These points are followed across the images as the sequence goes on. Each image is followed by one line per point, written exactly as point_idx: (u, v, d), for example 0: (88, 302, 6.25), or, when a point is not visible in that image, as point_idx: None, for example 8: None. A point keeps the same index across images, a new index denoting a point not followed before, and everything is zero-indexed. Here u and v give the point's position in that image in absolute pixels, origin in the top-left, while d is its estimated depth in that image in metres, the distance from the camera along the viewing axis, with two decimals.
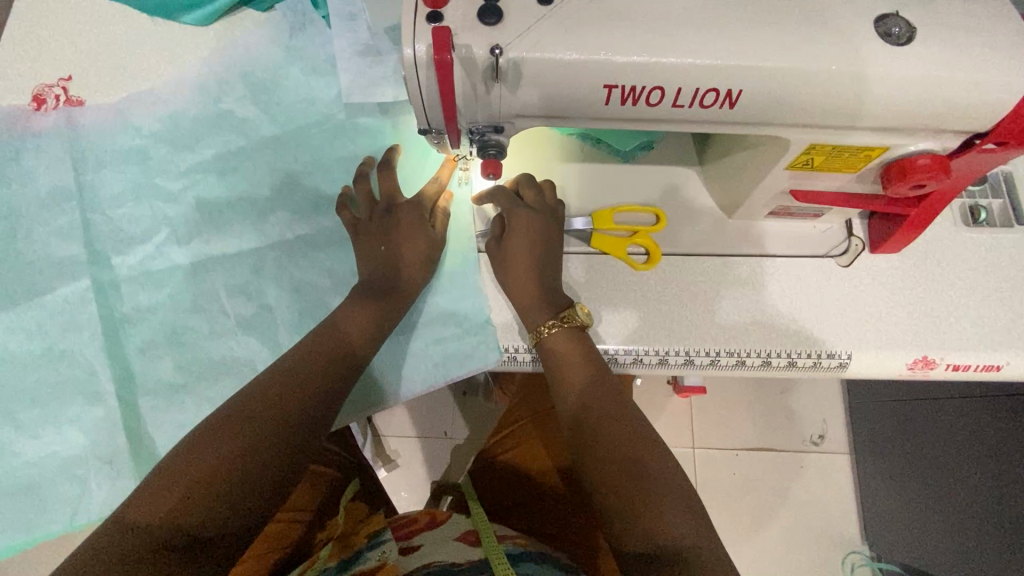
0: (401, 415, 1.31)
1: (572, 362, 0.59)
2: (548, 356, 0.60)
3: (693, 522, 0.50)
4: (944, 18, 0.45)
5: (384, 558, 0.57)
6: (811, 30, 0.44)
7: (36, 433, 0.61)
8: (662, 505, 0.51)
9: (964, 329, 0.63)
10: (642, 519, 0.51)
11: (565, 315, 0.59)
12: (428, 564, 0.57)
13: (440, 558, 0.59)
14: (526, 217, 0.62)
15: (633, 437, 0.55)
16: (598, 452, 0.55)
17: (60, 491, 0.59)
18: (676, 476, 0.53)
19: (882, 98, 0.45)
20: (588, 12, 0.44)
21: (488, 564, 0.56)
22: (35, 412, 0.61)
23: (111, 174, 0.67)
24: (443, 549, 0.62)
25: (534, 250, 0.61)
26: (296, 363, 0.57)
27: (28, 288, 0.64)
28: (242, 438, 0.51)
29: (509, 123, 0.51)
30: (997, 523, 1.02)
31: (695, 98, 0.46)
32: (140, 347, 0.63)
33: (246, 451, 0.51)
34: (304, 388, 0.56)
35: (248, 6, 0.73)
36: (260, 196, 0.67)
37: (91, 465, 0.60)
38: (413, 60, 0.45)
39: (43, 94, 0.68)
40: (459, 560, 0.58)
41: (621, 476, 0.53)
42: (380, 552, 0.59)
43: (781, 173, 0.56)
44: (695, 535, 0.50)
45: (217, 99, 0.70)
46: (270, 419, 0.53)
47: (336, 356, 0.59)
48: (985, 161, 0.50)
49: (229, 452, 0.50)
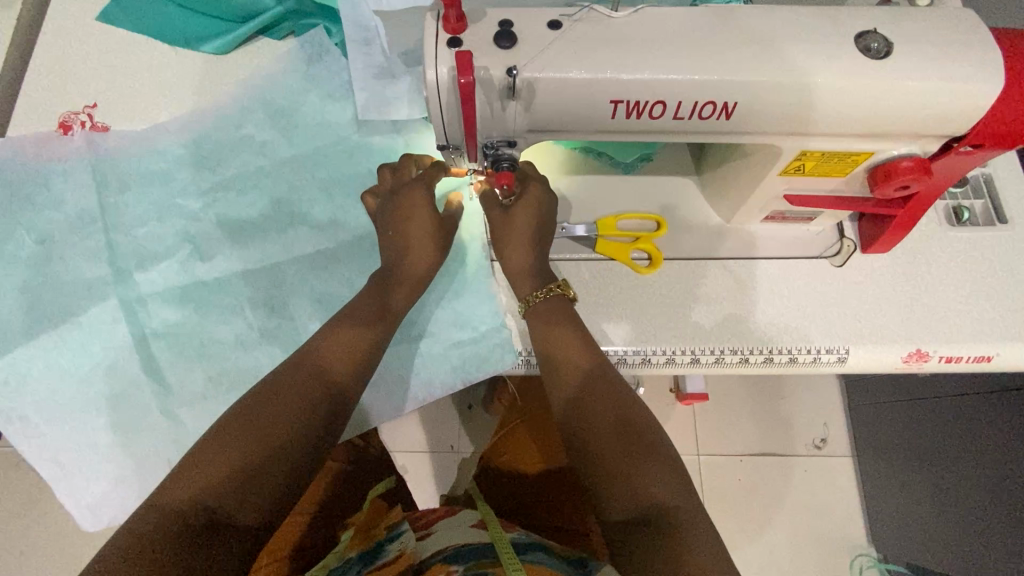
0: (409, 429, 1.34)
1: (568, 330, 0.62)
2: (536, 326, 0.63)
3: (672, 481, 0.53)
4: (919, 33, 0.49)
5: (403, 548, 0.61)
6: (798, 47, 0.48)
7: (79, 445, 0.63)
8: (646, 465, 0.54)
9: (955, 323, 0.66)
10: (628, 482, 0.53)
11: (557, 287, 0.63)
12: (442, 549, 0.61)
13: (454, 540, 0.62)
14: (524, 211, 0.63)
15: (618, 402, 0.58)
16: (588, 418, 0.57)
17: (100, 499, 0.62)
18: (656, 438, 0.56)
19: (866, 107, 0.49)
20: (594, 35, 0.48)
21: (495, 549, 0.59)
22: (71, 425, 0.64)
23: (134, 196, 0.71)
24: (457, 533, 0.65)
25: (530, 235, 0.64)
26: (322, 357, 0.59)
27: (58, 307, 0.66)
28: (270, 423, 0.54)
29: (522, 138, 0.54)
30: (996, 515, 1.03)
31: (694, 110, 0.49)
32: (171, 361, 0.66)
33: (274, 438, 0.53)
34: (317, 371, 0.58)
35: (264, 35, 0.77)
36: (280, 212, 0.71)
37: (130, 473, 0.63)
38: (435, 81, 0.48)
39: (69, 120, 0.72)
40: (470, 541, 0.61)
41: (610, 441, 0.56)
42: (399, 542, 0.62)
43: (773, 179, 0.59)
44: (674, 493, 0.52)
45: (237, 124, 0.73)
46: (295, 405, 0.56)
47: (359, 358, 0.60)
48: (962, 163, 0.54)
49: (258, 435, 0.53)
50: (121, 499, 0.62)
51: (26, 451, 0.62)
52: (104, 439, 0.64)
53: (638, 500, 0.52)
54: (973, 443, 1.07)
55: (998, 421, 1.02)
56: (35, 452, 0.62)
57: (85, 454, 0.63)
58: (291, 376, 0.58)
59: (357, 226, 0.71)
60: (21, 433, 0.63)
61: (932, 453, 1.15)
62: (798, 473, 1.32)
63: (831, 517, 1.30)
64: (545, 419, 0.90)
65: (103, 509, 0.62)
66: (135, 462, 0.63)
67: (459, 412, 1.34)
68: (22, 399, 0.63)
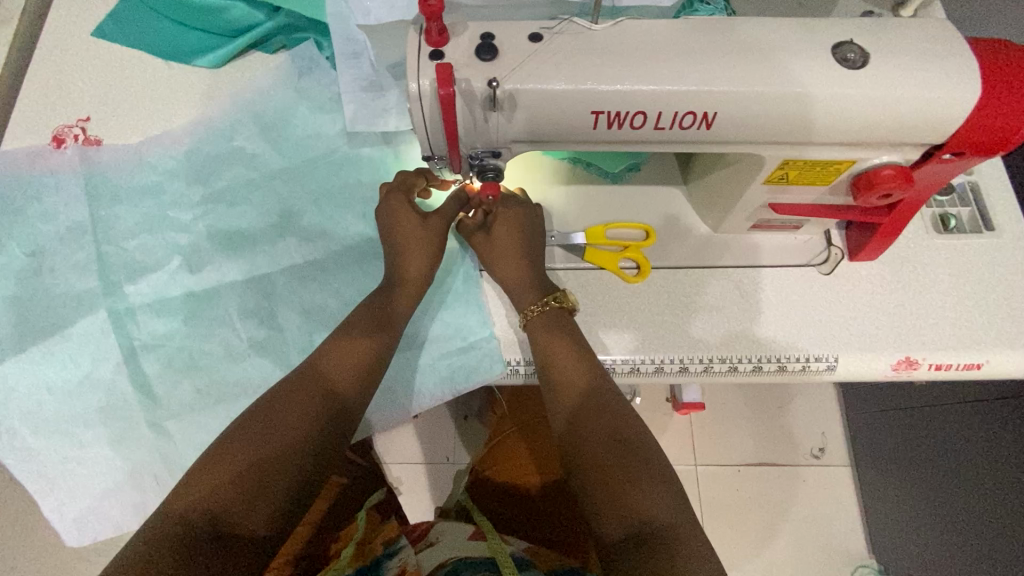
0: (404, 440, 1.34)
1: (571, 342, 0.62)
2: (537, 334, 0.63)
3: (671, 501, 0.54)
4: (896, 44, 0.49)
5: (404, 564, 0.64)
6: (776, 57, 0.49)
7: (69, 455, 0.63)
8: (641, 479, 0.54)
9: (943, 330, 0.66)
10: (625, 498, 0.54)
11: (560, 297, 0.64)
12: (444, 562, 0.64)
13: (454, 553, 0.65)
14: (512, 221, 0.66)
15: (618, 418, 0.58)
16: (586, 433, 0.58)
17: (90, 506, 0.62)
18: (655, 456, 0.56)
19: (844, 116, 0.49)
20: (574, 47, 0.49)
21: (494, 561, 0.61)
22: (61, 435, 0.64)
23: (125, 209, 0.71)
24: (457, 546, 0.68)
25: (523, 245, 0.65)
26: (328, 367, 0.59)
27: (46, 319, 0.67)
28: (276, 436, 0.54)
29: (506, 149, 0.55)
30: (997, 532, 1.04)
31: (675, 120, 0.50)
32: (160, 373, 0.66)
33: (278, 450, 0.54)
34: (328, 377, 0.59)
35: (256, 49, 0.78)
36: (270, 224, 0.71)
37: (121, 483, 0.63)
38: (418, 94, 0.49)
39: (63, 134, 0.73)
40: (470, 554, 0.64)
41: (609, 456, 0.56)
42: (400, 559, 0.65)
43: (758, 188, 0.60)
44: (672, 513, 0.53)
45: (229, 137, 0.74)
46: (300, 416, 0.56)
47: (363, 370, 0.60)
48: (944, 170, 0.54)
49: (264, 447, 0.53)
50: (107, 514, 0.62)
51: (13, 465, 0.62)
52: (90, 454, 0.64)
53: (634, 518, 0.53)
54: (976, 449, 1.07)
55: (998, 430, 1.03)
56: (21, 465, 0.62)
57: (71, 468, 0.63)
58: (298, 389, 0.58)
59: (347, 236, 0.71)
60: (9, 444, 0.63)
61: (936, 465, 1.15)
62: (797, 484, 1.31)
63: (830, 528, 1.29)
64: (532, 431, 0.91)
65: (89, 524, 0.62)
66: (124, 476, 0.63)
67: (455, 423, 1.34)
68: (12, 411, 0.64)
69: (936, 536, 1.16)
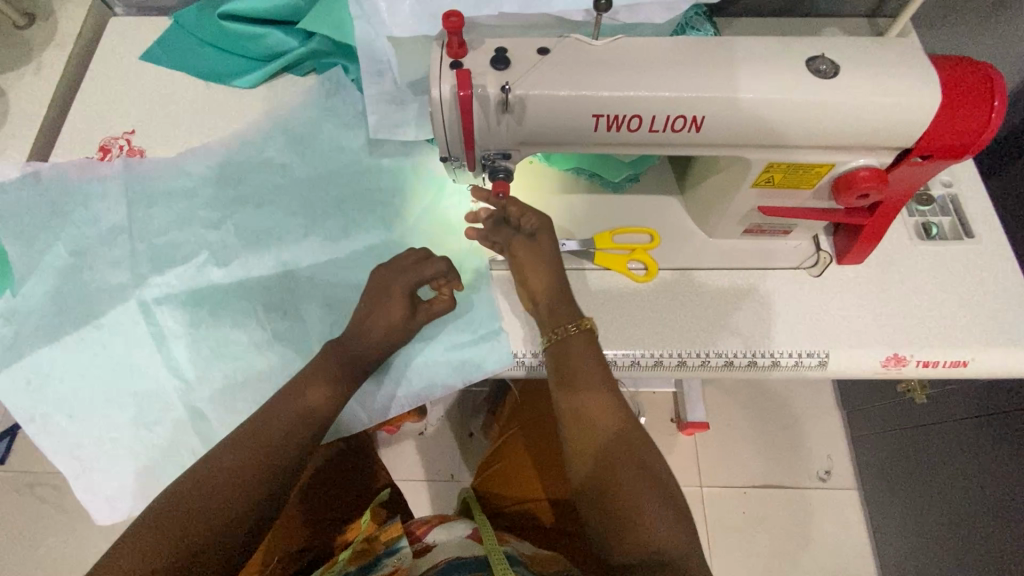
0: (411, 455, 1.35)
1: (575, 369, 0.63)
2: (559, 356, 0.64)
3: (684, 531, 0.56)
4: (862, 59, 0.55)
5: (398, 564, 0.65)
6: (754, 69, 0.54)
7: (103, 431, 0.68)
8: (659, 510, 0.56)
9: (928, 328, 0.69)
10: (643, 529, 0.55)
11: (580, 322, 0.65)
12: (438, 564, 0.65)
13: (449, 555, 0.66)
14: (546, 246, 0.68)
15: (629, 446, 0.59)
16: (604, 454, 0.59)
17: (100, 490, 0.66)
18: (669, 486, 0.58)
19: (816, 123, 0.55)
20: (575, 58, 0.55)
21: (487, 560, 0.63)
22: (84, 420, 0.68)
23: (160, 210, 0.77)
24: (452, 547, 0.69)
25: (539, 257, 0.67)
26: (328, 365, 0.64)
27: (81, 310, 0.72)
28: (222, 493, 0.54)
29: (515, 150, 0.61)
30: (983, 542, 1.03)
31: (667, 123, 0.56)
32: (189, 357, 0.71)
33: (245, 484, 0.56)
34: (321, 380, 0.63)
35: (288, 72, 0.86)
36: (297, 223, 0.77)
37: (151, 460, 0.67)
38: (439, 97, 0.55)
39: (109, 145, 0.81)
40: (464, 555, 0.66)
41: (630, 484, 0.57)
42: (395, 558, 0.67)
43: (748, 192, 0.65)
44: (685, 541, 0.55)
45: (261, 149, 0.80)
46: (238, 485, 0.55)
47: (297, 431, 0.60)
48: (919, 172, 0.60)
49: (237, 479, 0.55)
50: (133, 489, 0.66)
51: (50, 449, 0.67)
52: (116, 442, 0.68)
53: (651, 547, 0.55)
54: (970, 469, 1.05)
55: (1007, 446, 0.97)
56: (55, 446, 0.67)
57: (104, 449, 0.67)
58: (237, 446, 0.57)
59: (367, 237, 0.76)
60: (43, 429, 0.67)
61: (929, 478, 1.14)
62: (801, 505, 1.32)
63: (834, 549, 1.29)
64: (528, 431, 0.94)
65: (120, 501, 0.66)
66: (148, 460, 0.67)
67: (460, 440, 1.36)
68: (45, 398, 0.68)
69: (931, 553, 1.14)
